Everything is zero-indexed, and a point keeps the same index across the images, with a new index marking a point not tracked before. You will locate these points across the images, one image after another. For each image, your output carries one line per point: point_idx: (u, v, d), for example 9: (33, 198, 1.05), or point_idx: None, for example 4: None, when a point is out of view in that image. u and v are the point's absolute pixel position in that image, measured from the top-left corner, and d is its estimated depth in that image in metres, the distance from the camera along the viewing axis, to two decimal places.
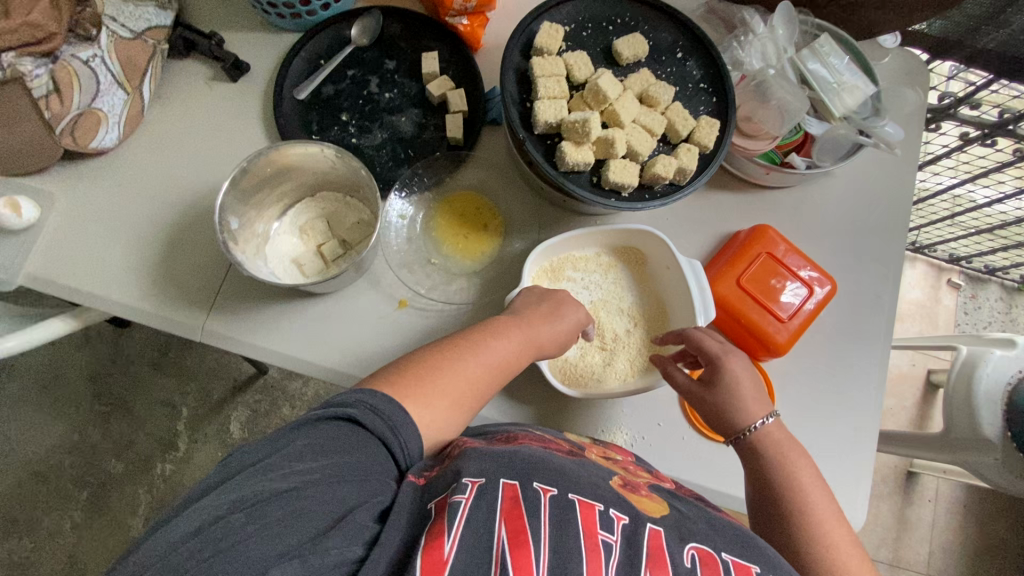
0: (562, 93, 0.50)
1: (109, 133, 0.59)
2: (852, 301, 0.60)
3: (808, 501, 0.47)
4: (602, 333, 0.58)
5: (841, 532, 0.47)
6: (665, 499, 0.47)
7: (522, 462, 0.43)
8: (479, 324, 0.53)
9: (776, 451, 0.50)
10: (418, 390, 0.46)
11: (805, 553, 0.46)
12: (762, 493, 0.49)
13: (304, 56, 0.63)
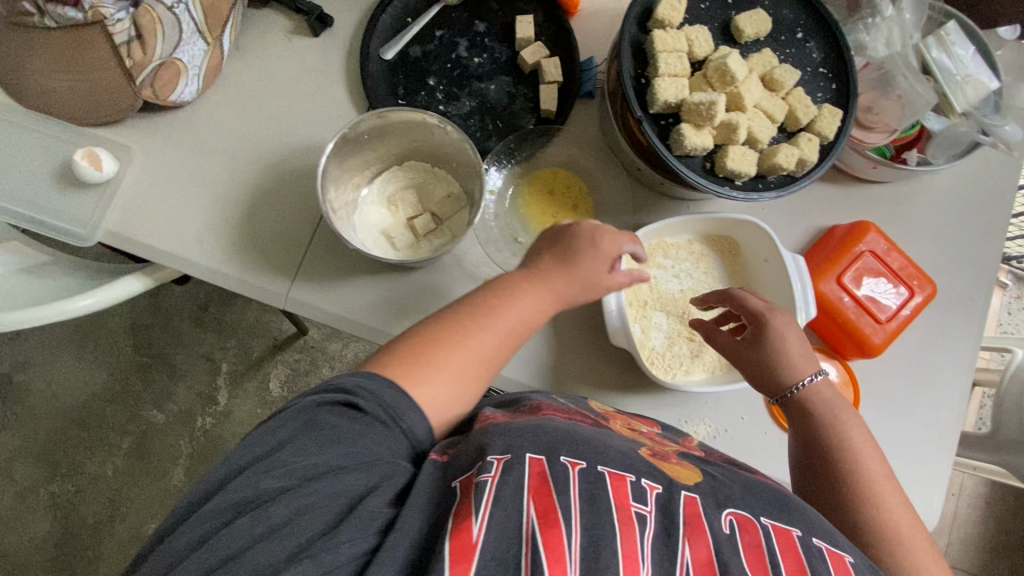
0: (683, 71, 0.47)
1: (188, 86, 0.57)
2: (949, 305, 0.58)
3: (860, 463, 0.46)
4: (691, 324, 0.56)
5: (897, 496, 0.45)
6: (695, 466, 0.45)
7: (550, 431, 0.40)
8: (496, 280, 0.48)
9: (824, 413, 0.49)
10: (408, 363, 0.42)
11: (858, 516, 0.44)
12: (810, 460, 0.48)
13: (391, 14, 0.59)
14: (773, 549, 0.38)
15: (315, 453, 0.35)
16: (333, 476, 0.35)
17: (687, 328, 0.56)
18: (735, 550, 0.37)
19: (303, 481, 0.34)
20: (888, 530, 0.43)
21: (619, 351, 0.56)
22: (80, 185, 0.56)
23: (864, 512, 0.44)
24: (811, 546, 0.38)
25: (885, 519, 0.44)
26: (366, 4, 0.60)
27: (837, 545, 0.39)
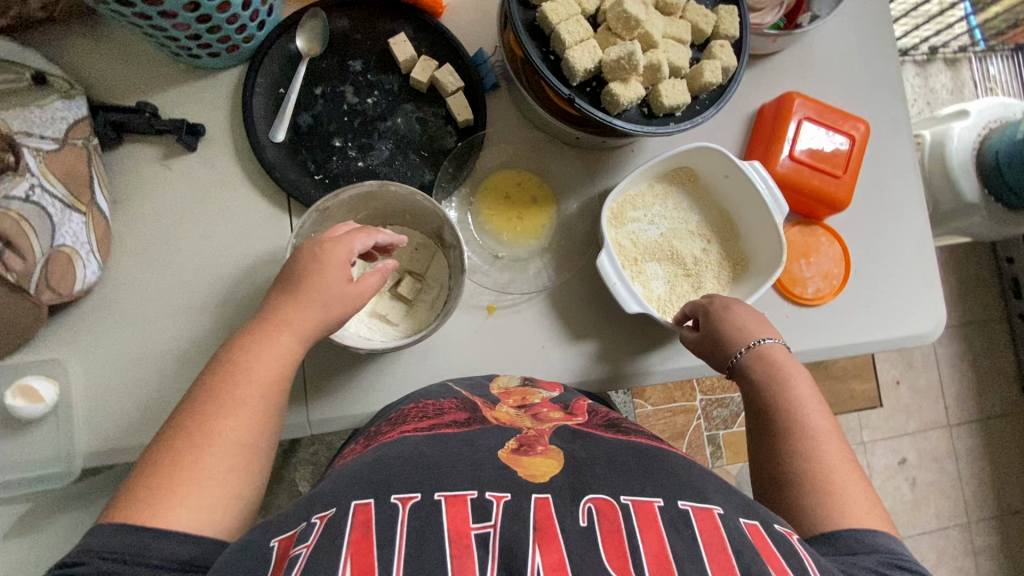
0: (586, 33, 0.46)
1: (88, 266, 0.50)
2: (883, 129, 0.62)
3: (799, 418, 0.45)
4: (683, 260, 0.57)
5: (836, 449, 0.44)
6: (562, 444, 0.40)
7: (384, 467, 0.36)
8: (247, 345, 0.42)
9: (767, 373, 0.48)
10: (153, 499, 0.35)
11: (788, 464, 0.43)
12: (755, 423, 0.48)
13: (260, 92, 0.54)
14: (633, 530, 0.34)
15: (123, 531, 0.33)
16: (176, 549, 0.33)
17: (681, 266, 0.57)
18: (593, 543, 0.33)
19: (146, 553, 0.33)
20: (824, 486, 0.42)
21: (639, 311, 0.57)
22: (29, 422, 0.49)
23: (798, 468, 0.43)
24: (677, 513, 0.35)
25: (823, 477, 0.42)
26: (229, 92, 0.54)
27: (705, 501, 0.36)
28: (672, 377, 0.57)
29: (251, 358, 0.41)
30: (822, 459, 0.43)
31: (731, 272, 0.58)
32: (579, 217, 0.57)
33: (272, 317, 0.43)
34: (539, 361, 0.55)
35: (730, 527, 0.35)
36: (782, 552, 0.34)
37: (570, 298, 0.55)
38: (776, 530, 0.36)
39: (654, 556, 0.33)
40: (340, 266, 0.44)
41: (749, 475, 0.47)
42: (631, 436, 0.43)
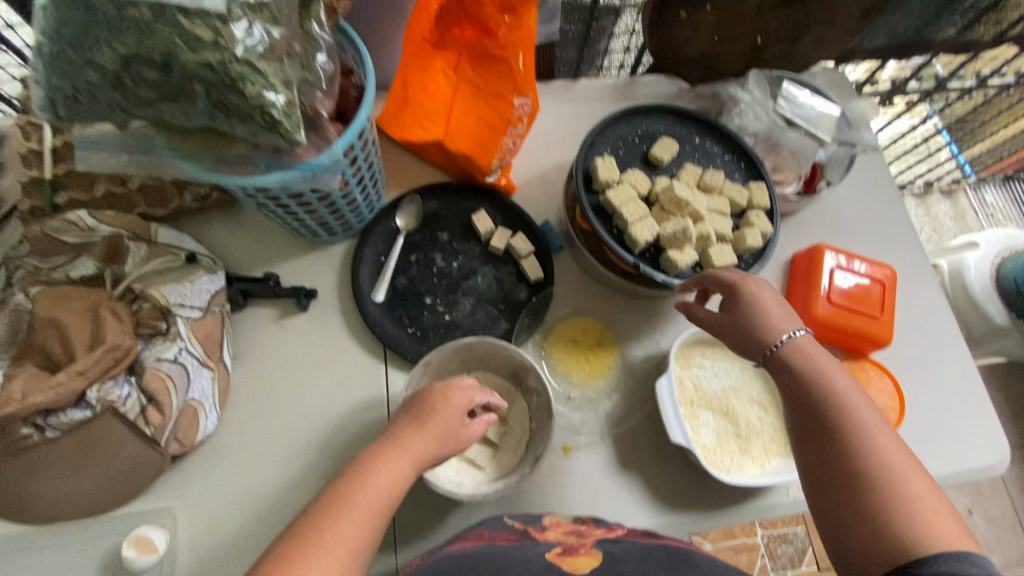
0: (644, 212, 0.56)
1: (209, 418, 0.56)
2: (906, 273, 0.69)
3: (839, 407, 0.41)
4: (736, 420, 0.60)
5: (891, 444, 0.39)
6: (603, 547, 0.45)
7: (451, 558, 0.42)
8: (384, 444, 0.44)
9: (801, 375, 0.44)
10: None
11: (839, 455, 0.39)
12: (805, 433, 0.42)
13: (366, 261, 0.64)
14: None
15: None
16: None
17: (733, 424, 0.60)
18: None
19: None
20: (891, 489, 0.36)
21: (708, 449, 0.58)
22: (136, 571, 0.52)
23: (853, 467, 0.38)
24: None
25: (881, 470, 0.37)
26: (338, 261, 0.64)
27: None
28: (745, 514, 0.58)
29: (378, 472, 0.42)
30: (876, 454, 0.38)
31: (784, 446, 0.60)
32: (644, 359, 0.62)
33: (400, 439, 0.45)
34: (616, 501, 0.57)
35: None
36: None
37: (642, 438, 0.59)
38: None
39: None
40: (457, 416, 0.48)
41: (801, 485, 0.42)
42: (666, 539, 0.48)
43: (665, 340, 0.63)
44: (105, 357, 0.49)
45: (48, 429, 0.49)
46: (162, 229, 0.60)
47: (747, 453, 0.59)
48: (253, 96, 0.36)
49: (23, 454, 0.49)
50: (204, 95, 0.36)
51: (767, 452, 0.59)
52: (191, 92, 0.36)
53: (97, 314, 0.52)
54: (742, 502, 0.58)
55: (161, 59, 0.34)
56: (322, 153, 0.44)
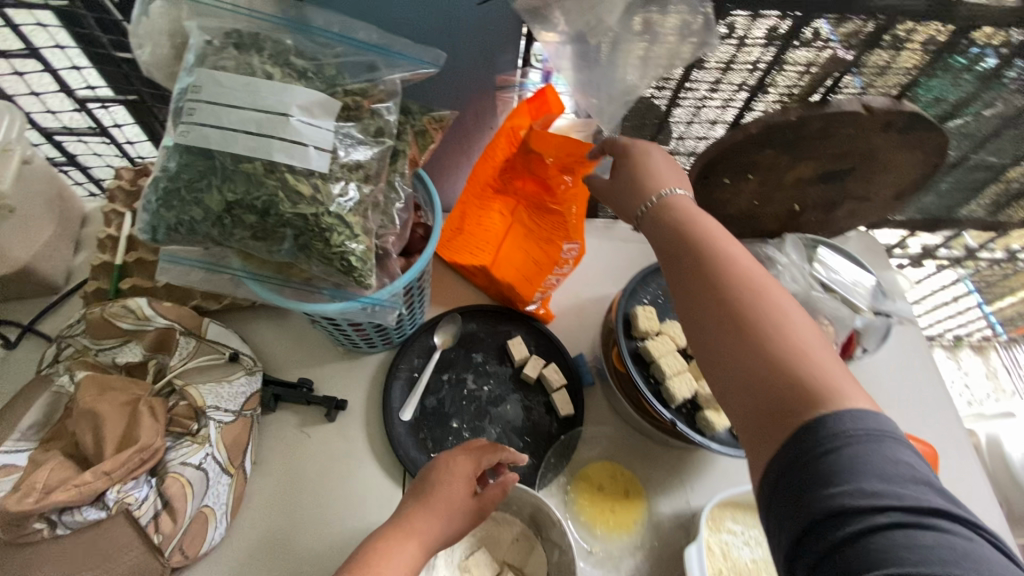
0: (682, 366, 0.56)
1: (217, 528, 0.54)
2: (946, 451, 0.67)
3: (680, 218, 0.44)
4: None
5: (787, 299, 0.38)
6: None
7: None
8: (390, 528, 0.45)
9: (671, 220, 0.44)
10: None
11: (749, 331, 0.37)
12: (665, 258, 0.44)
13: (400, 376, 0.64)
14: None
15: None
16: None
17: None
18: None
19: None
20: (792, 375, 0.35)
21: None
22: None
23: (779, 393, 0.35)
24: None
25: (742, 299, 0.38)
26: (372, 372, 0.65)
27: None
28: None
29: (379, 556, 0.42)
30: (757, 306, 0.37)
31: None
32: (671, 516, 0.59)
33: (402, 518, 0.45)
34: None
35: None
36: None
37: None
38: None
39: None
40: (464, 484, 0.48)
41: (676, 293, 0.42)
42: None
43: (694, 497, 0.61)
44: (134, 457, 0.49)
45: (60, 526, 0.47)
46: (211, 323, 0.63)
47: None
48: (336, 246, 0.39)
49: (27, 547, 0.47)
50: (291, 238, 0.39)
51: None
52: (281, 235, 0.39)
53: (134, 409, 0.52)
54: None
55: (261, 207, 0.38)
56: (381, 289, 0.46)
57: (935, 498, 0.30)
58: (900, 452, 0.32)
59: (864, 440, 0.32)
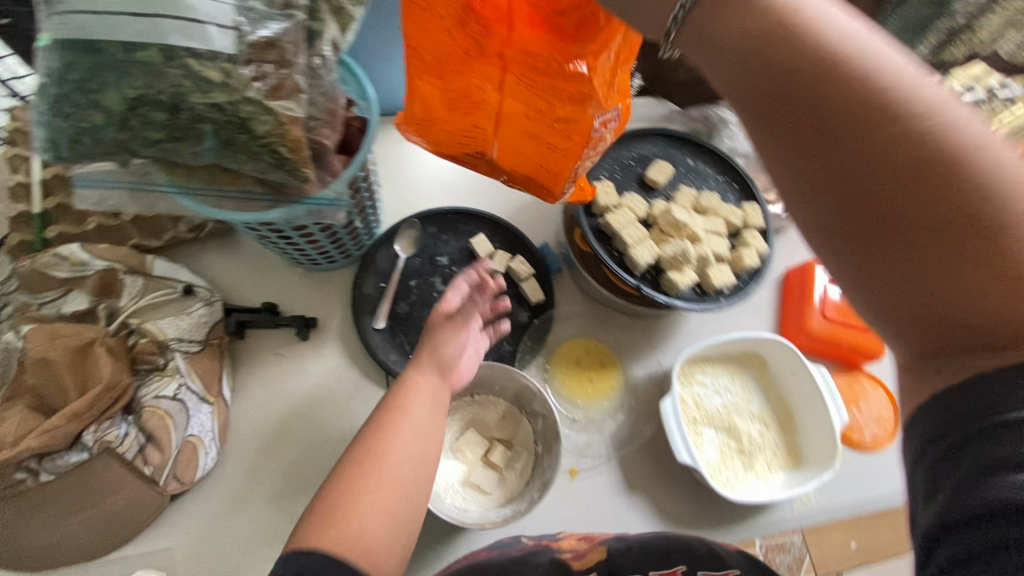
0: (644, 234, 0.57)
1: (208, 453, 0.54)
2: None
3: (819, 43, 0.25)
4: (738, 437, 0.61)
5: (997, 153, 0.25)
6: (605, 542, 0.53)
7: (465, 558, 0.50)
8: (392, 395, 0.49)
9: (763, 52, 0.26)
10: (337, 513, 0.40)
11: (946, 226, 0.25)
12: (773, 119, 0.27)
13: (367, 288, 0.62)
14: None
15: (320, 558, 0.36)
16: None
17: (736, 440, 0.61)
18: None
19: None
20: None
21: (712, 467, 0.59)
22: None
23: (923, 303, 0.26)
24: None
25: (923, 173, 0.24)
26: (336, 288, 0.64)
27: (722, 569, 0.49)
28: (752, 531, 0.59)
29: (394, 424, 0.46)
30: (975, 213, 0.24)
31: (787, 461, 0.61)
32: (645, 378, 0.63)
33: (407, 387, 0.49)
34: (623, 519, 0.58)
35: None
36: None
37: (646, 456, 0.60)
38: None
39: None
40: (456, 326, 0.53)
41: (791, 185, 0.27)
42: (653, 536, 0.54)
43: (666, 358, 0.64)
44: (102, 397, 0.49)
45: (43, 472, 0.48)
46: (157, 260, 0.59)
47: (751, 467, 0.60)
48: (260, 135, 0.38)
49: (12, 499, 0.48)
50: (213, 133, 0.37)
51: (771, 467, 0.60)
52: (200, 131, 0.37)
53: (91, 353, 0.51)
54: (750, 519, 0.59)
55: (170, 102, 0.35)
56: (323, 189, 0.44)
57: None
58: None
59: None
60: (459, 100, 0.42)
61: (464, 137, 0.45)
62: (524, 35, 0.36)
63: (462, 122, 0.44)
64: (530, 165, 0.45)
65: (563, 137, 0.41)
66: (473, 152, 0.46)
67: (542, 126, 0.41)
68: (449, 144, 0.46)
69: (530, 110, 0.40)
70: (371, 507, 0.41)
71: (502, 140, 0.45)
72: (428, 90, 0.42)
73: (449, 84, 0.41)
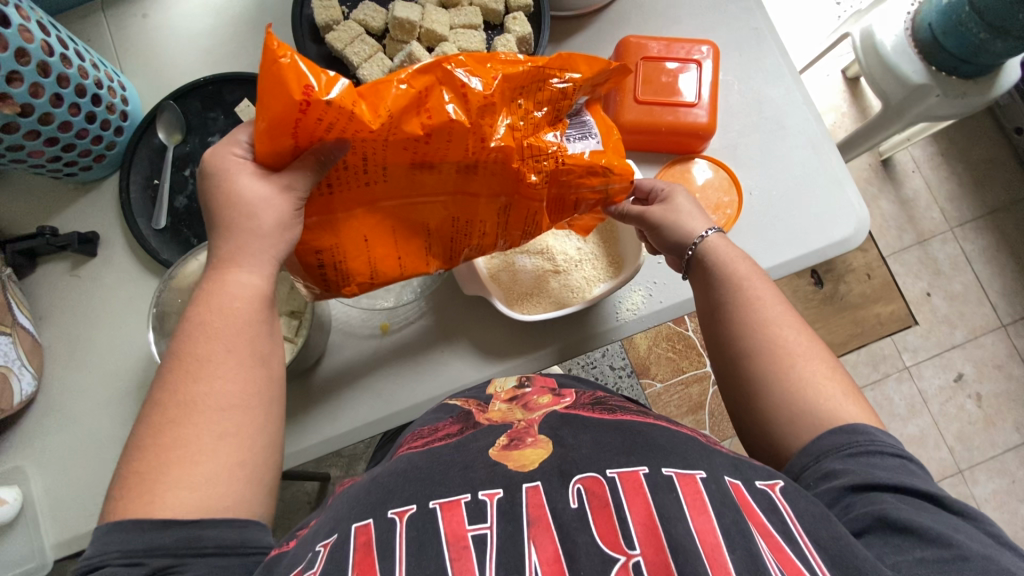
0: (374, 49, 0.49)
1: (24, 379, 0.55)
2: (735, 47, 0.60)
3: (736, 276, 0.47)
4: (552, 256, 0.57)
5: (779, 319, 0.46)
6: (550, 434, 0.43)
7: (381, 486, 0.40)
8: (197, 317, 0.39)
9: (709, 302, 0.48)
10: (146, 482, 0.35)
11: (776, 381, 0.43)
12: (709, 313, 0.49)
13: (137, 187, 0.59)
14: (621, 502, 0.38)
15: (157, 529, 0.34)
16: (225, 533, 0.35)
17: (551, 261, 0.57)
18: (587, 523, 0.37)
19: (182, 552, 0.33)
20: (779, 402, 0.43)
21: (523, 292, 0.56)
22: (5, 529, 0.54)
23: (747, 374, 0.45)
24: (662, 478, 0.39)
25: (784, 372, 0.43)
26: (114, 195, 0.60)
27: (689, 467, 0.40)
28: (577, 346, 0.57)
29: (224, 338, 0.38)
30: (715, 314, 0.48)
31: (607, 271, 0.57)
32: None
33: (220, 285, 0.39)
34: (439, 361, 0.56)
35: (713, 489, 0.38)
36: (760, 507, 0.38)
37: (458, 296, 0.58)
38: (756, 486, 0.39)
39: (642, 523, 0.37)
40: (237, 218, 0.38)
41: (729, 327, 0.46)
42: (620, 415, 0.46)
43: None
44: None
45: None
46: None
47: (569, 284, 0.56)
48: None
49: None
50: None
51: (588, 280, 0.56)
52: None
53: None
54: (572, 338, 0.56)
55: None
56: None
57: (930, 518, 0.37)
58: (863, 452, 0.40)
59: (790, 396, 0.43)
60: (419, 149, 0.40)
61: (367, 161, 0.40)
62: (486, 217, 0.45)
63: (383, 154, 0.40)
64: (355, 265, 0.43)
65: (439, 250, 0.46)
66: (347, 186, 0.41)
67: (446, 243, 0.46)
68: (337, 132, 0.37)
69: (461, 211, 0.44)
70: (239, 431, 0.37)
71: (366, 223, 0.43)
72: (409, 123, 0.38)
73: (438, 129, 0.39)
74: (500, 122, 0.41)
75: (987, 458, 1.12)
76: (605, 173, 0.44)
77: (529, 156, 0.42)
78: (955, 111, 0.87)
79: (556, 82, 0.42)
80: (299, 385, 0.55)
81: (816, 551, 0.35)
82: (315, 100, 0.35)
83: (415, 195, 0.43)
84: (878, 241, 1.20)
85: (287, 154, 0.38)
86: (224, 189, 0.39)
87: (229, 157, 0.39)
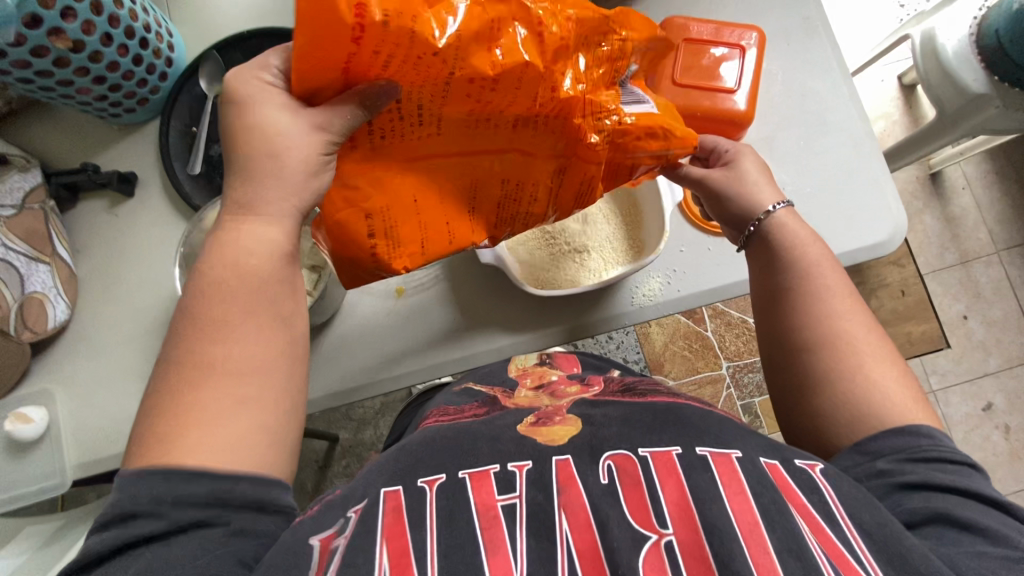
0: None
1: (57, 307, 0.58)
2: (782, 36, 0.58)
3: (805, 262, 0.45)
4: (571, 236, 0.57)
5: (848, 313, 0.43)
6: (579, 413, 0.45)
7: (411, 455, 0.41)
8: (209, 277, 0.36)
9: (769, 287, 0.46)
10: (167, 442, 0.33)
11: (840, 382, 0.41)
12: (769, 302, 0.46)
13: (175, 132, 0.61)
14: (653, 479, 0.38)
15: (186, 479, 0.32)
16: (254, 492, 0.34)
17: (570, 243, 0.57)
18: (617, 497, 0.37)
19: (216, 501, 0.33)
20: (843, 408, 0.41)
21: (540, 270, 0.56)
22: (31, 446, 0.57)
23: (807, 372, 0.43)
24: (696, 457, 0.39)
25: (851, 369, 0.41)
26: (154, 140, 0.62)
27: (723, 447, 0.40)
28: (594, 328, 0.56)
29: (228, 295, 0.36)
30: (775, 303, 0.46)
31: (626, 255, 0.56)
32: None
33: (233, 236, 0.36)
34: (451, 332, 0.57)
35: (748, 469, 0.38)
36: (800, 486, 0.37)
37: (476, 270, 0.58)
38: (796, 465, 0.39)
39: (675, 502, 0.37)
40: (267, 160, 0.35)
41: (793, 319, 0.44)
42: (650, 397, 0.46)
43: None
44: None
45: None
46: None
47: (584, 265, 0.56)
48: None
49: None
50: None
51: (606, 263, 0.56)
52: None
53: None
54: (585, 319, 0.56)
55: None
56: None
57: (993, 518, 0.36)
58: (935, 455, 0.38)
59: (857, 401, 0.41)
60: (483, 98, 0.36)
61: (423, 108, 0.36)
62: (541, 175, 0.41)
63: (441, 102, 0.36)
64: (407, 239, 0.40)
65: (485, 215, 0.43)
66: (398, 137, 0.38)
67: (492, 209, 0.43)
68: (393, 70, 0.34)
69: (514, 173, 0.41)
70: (251, 401, 0.35)
71: (412, 182, 0.39)
72: (477, 58, 0.35)
73: (508, 71, 0.35)
74: (571, 71, 0.38)
75: (1008, 492, 1.07)
76: (665, 136, 0.41)
77: (591, 112, 0.39)
78: (1014, 124, 0.82)
79: (619, 35, 0.40)
80: (313, 338, 0.57)
81: (859, 535, 0.35)
82: (369, 22, 0.31)
83: (466, 149, 0.39)
84: (916, 258, 1.15)
85: (333, 83, 0.34)
86: (249, 118, 0.35)
87: (251, 81, 0.35)
